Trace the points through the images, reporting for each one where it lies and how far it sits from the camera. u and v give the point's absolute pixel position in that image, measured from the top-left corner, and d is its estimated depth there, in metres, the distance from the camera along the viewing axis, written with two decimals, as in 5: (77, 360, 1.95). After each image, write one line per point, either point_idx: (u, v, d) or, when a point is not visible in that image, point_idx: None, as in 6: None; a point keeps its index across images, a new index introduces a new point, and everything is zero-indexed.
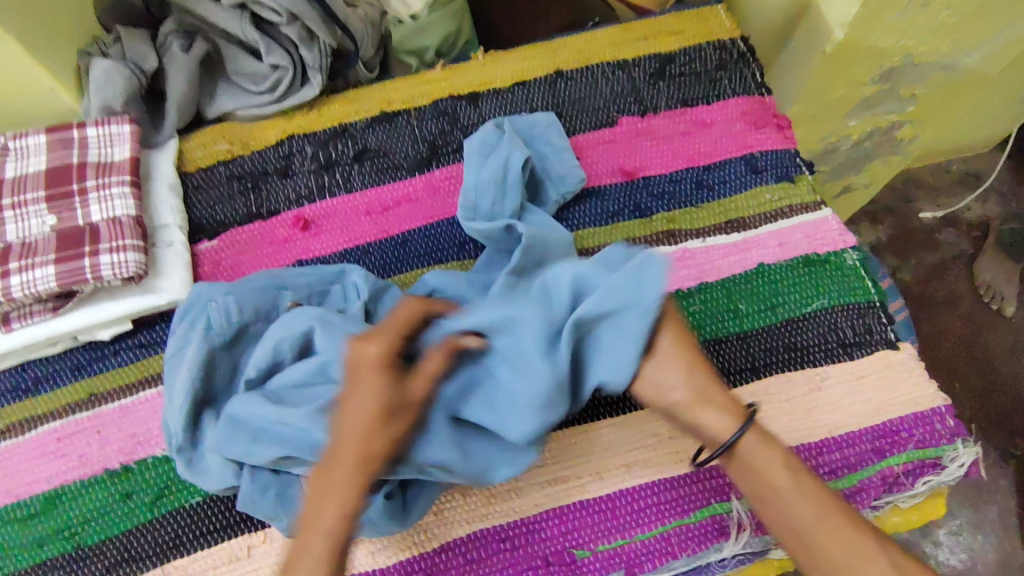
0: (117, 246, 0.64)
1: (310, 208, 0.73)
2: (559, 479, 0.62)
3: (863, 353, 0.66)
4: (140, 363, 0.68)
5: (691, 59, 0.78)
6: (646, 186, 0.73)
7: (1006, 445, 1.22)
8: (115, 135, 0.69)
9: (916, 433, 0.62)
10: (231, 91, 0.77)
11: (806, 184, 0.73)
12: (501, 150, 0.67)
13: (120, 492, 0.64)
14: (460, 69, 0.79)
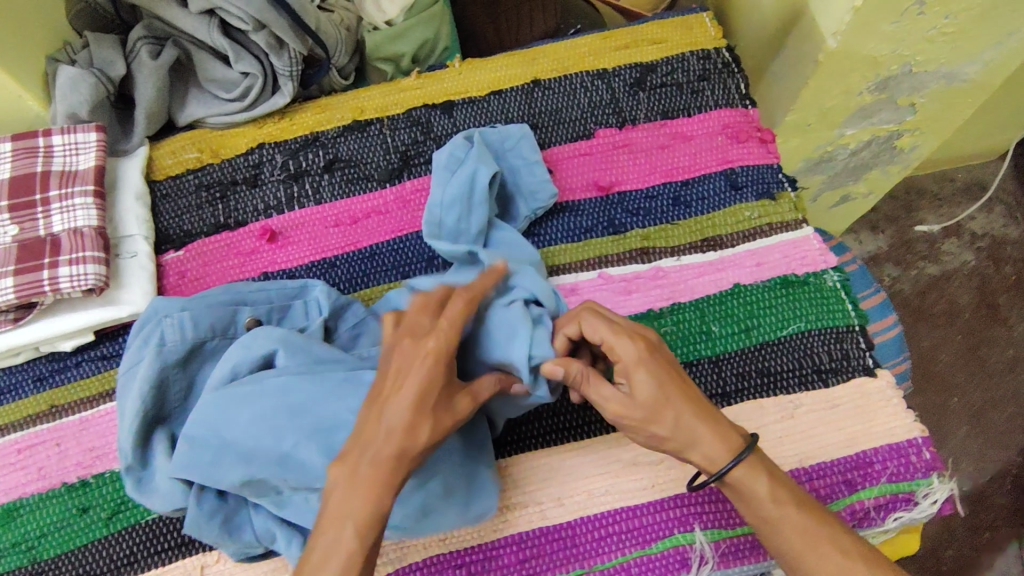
0: (77, 259, 0.64)
1: (277, 219, 0.72)
2: (518, 504, 0.60)
3: (838, 380, 0.64)
4: (102, 375, 0.67)
5: (673, 69, 0.76)
6: (621, 202, 0.71)
7: (1005, 462, 1.19)
8: (80, 143, 0.68)
9: (890, 466, 0.60)
10: (203, 98, 0.75)
11: (787, 202, 0.71)
12: (470, 165, 0.65)
13: (77, 506, 0.63)
14: (436, 77, 0.77)
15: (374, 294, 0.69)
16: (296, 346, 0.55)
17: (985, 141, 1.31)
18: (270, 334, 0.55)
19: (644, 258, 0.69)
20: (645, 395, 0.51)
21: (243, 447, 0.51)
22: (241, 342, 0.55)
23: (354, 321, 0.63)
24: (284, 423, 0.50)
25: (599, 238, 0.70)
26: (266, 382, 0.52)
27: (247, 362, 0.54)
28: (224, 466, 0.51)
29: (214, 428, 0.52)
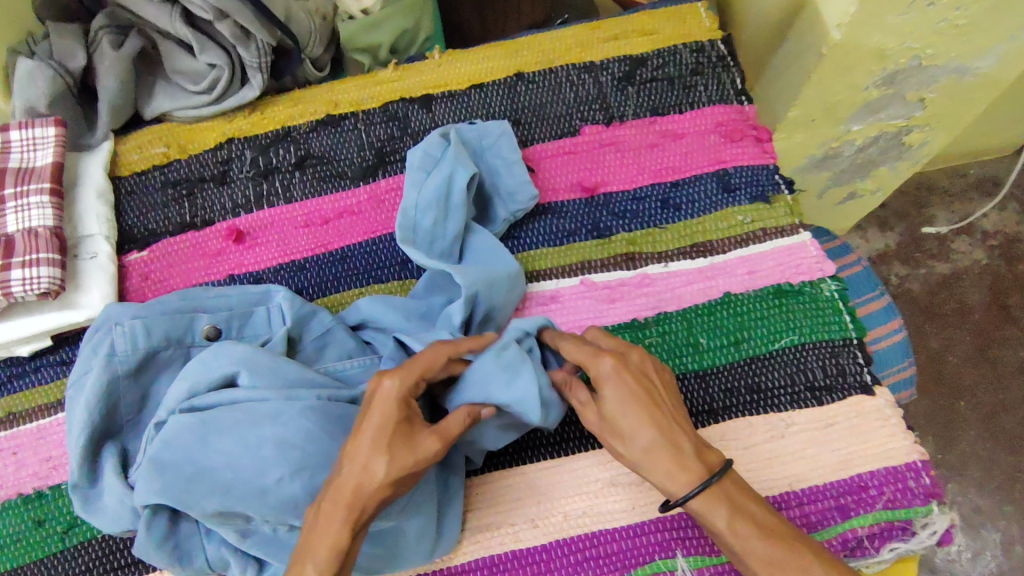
0: (31, 261, 0.61)
1: (245, 219, 0.69)
2: (490, 526, 0.57)
3: (834, 399, 0.60)
4: (60, 382, 0.64)
5: (665, 62, 0.72)
6: (607, 204, 0.67)
7: (1012, 471, 1.14)
8: (38, 139, 0.65)
9: (886, 491, 0.56)
10: (168, 90, 0.71)
11: (783, 205, 0.67)
12: (445, 165, 0.61)
13: (33, 519, 0.61)
14: (414, 69, 0.73)
15: (345, 299, 0.66)
16: (271, 365, 0.53)
17: (999, 135, 1.25)
18: (237, 351, 0.53)
19: (630, 265, 0.65)
20: (613, 412, 0.50)
21: (220, 476, 0.48)
22: (205, 357, 0.53)
23: (319, 330, 0.59)
24: (270, 455, 0.48)
25: (582, 242, 0.66)
26: (254, 409, 0.50)
27: (215, 379, 0.52)
28: (199, 495, 0.48)
29: (189, 453, 0.49)
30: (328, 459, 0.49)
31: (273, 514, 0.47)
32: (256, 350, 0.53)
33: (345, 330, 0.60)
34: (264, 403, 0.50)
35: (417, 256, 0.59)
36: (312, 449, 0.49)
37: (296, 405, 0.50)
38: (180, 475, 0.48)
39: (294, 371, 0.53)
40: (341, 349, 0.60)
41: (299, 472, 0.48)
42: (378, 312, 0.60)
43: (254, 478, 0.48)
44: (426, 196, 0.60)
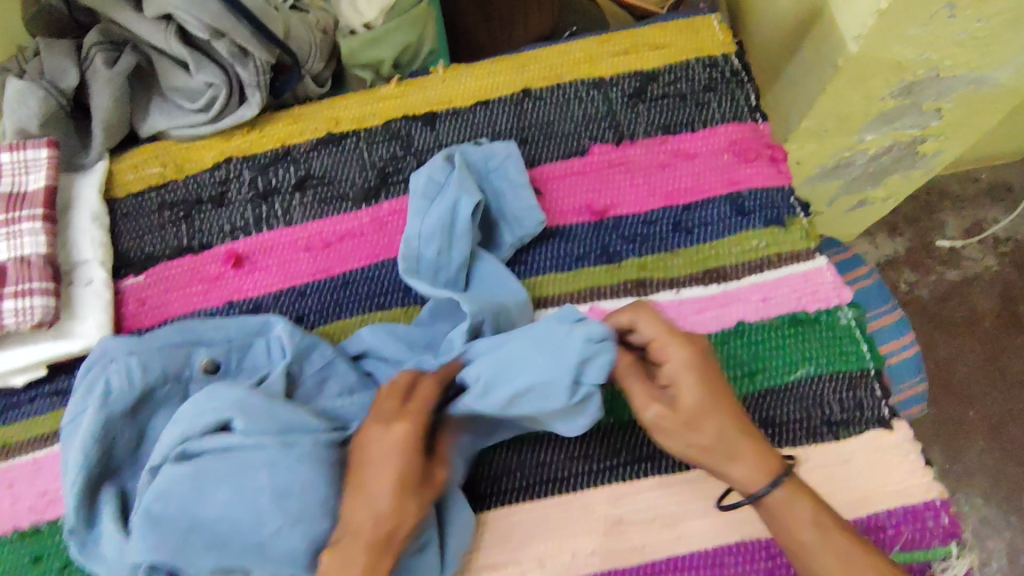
0: (23, 291, 0.59)
1: (244, 242, 0.67)
2: (498, 565, 0.56)
3: (850, 433, 0.58)
4: (56, 412, 0.63)
5: (676, 78, 0.69)
6: (616, 228, 0.65)
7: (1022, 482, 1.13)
8: (30, 161, 0.63)
9: (904, 531, 0.55)
10: (165, 108, 0.69)
11: (799, 229, 0.65)
12: (451, 192, 0.59)
13: (30, 555, 0.59)
14: (417, 85, 0.71)
15: (347, 326, 0.64)
16: (268, 411, 0.51)
17: (1014, 139, 1.23)
18: (232, 394, 0.51)
19: (641, 291, 0.63)
20: (689, 405, 0.50)
21: (216, 528, 0.48)
22: (198, 401, 0.52)
23: (320, 363, 0.58)
24: (266, 507, 0.48)
25: (591, 268, 0.64)
26: (250, 460, 0.49)
27: (210, 426, 0.51)
28: (194, 549, 0.48)
29: (184, 505, 0.48)
30: (326, 509, 0.49)
31: (271, 567, 0.48)
32: (250, 395, 0.51)
33: (347, 363, 0.59)
34: (260, 453, 0.49)
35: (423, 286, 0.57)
36: (309, 500, 0.48)
37: (292, 455, 0.49)
38: (178, 527, 0.48)
39: (290, 415, 0.51)
40: (343, 382, 0.58)
41: (296, 526, 0.48)
42: (381, 342, 0.59)
43: (250, 531, 0.47)
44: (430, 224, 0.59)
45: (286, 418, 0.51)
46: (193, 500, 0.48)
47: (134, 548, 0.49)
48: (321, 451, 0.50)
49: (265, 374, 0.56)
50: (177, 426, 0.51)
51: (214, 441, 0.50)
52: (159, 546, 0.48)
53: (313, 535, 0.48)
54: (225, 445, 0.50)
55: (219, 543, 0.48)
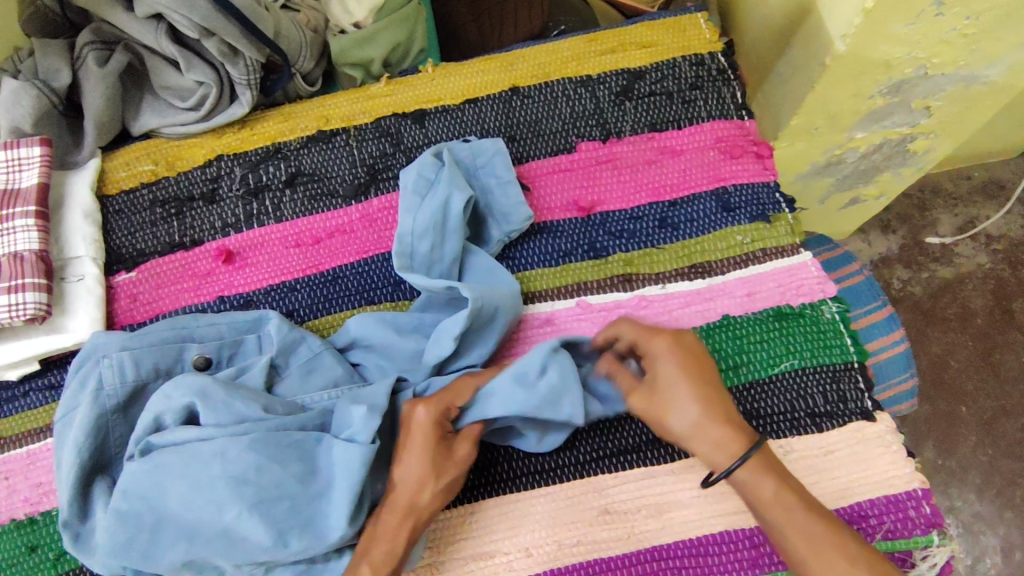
0: (16, 286, 0.60)
1: (235, 239, 0.67)
2: (485, 555, 0.56)
3: (833, 424, 0.59)
4: (50, 406, 0.63)
5: (663, 76, 0.70)
6: (603, 223, 0.66)
7: (1012, 474, 1.14)
8: (24, 159, 0.64)
9: (887, 520, 0.56)
10: (157, 106, 0.70)
11: (783, 224, 0.65)
12: (440, 189, 0.59)
13: (26, 545, 0.60)
14: (407, 83, 0.72)
15: (336, 321, 0.65)
16: (224, 400, 0.53)
17: (1006, 136, 1.23)
18: (191, 381, 0.54)
19: (626, 286, 0.63)
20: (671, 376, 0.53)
21: (180, 518, 0.51)
22: (161, 390, 0.54)
23: (307, 356, 0.59)
24: (223, 493, 0.50)
25: (579, 263, 0.64)
26: (201, 450, 0.51)
27: (173, 413, 0.54)
28: (165, 540, 0.51)
29: (148, 498, 0.51)
30: (283, 490, 0.51)
31: (236, 553, 0.50)
32: (208, 383, 0.54)
33: (334, 356, 0.60)
34: (209, 443, 0.51)
35: (415, 281, 0.57)
36: (262, 484, 0.50)
37: (241, 441, 0.51)
38: (150, 517, 0.51)
39: (245, 405, 0.54)
40: (327, 376, 0.59)
41: (252, 510, 0.50)
42: (370, 332, 0.59)
43: (211, 519, 0.50)
44: (421, 223, 0.59)
45: (242, 407, 0.53)
46: (153, 489, 0.51)
47: (103, 542, 0.51)
48: (275, 436, 0.52)
49: (244, 366, 0.58)
50: (145, 415, 0.54)
51: (175, 431, 0.53)
52: (128, 541, 0.51)
53: (268, 520, 0.50)
54: (185, 432, 0.53)
55: (189, 531, 0.50)
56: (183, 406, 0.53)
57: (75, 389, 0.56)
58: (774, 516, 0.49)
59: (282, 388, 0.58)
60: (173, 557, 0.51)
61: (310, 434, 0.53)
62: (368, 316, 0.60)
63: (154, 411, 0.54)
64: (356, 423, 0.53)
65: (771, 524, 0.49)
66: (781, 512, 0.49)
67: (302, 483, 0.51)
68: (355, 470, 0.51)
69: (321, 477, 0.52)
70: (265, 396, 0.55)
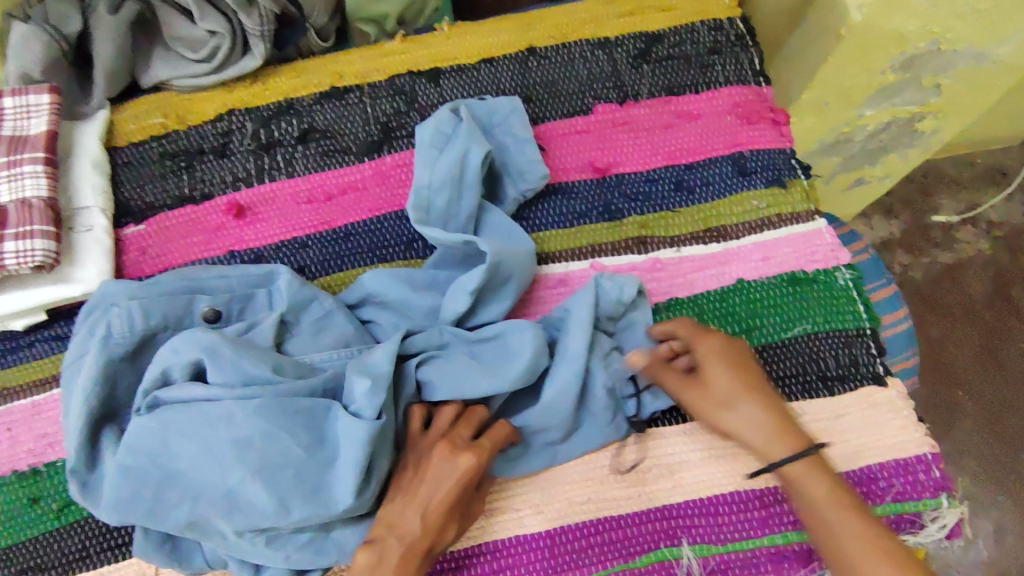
0: (24, 233, 0.59)
1: (246, 193, 0.67)
2: (496, 511, 0.56)
3: (845, 388, 0.59)
4: (56, 357, 0.63)
5: (681, 40, 0.69)
6: (619, 185, 0.65)
7: (1007, 459, 1.15)
8: (32, 105, 0.63)
9: (896, 483, 0.56)
10: (168, 58, 0.69)
11: (799, 190, 0.65)
12: (457, 144, 0.59)
13: (28, 496, 0.59)
14: (422, 41, 0.71)
15: (348, 278, 0.64)
16: (231, 357, 0.52)
17: (1010, 122, 1.24)
18: (200, 338, 0.52)
19: (641, 248, 0.63)
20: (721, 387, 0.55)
21: (185, 477, 0.49)
22: (170, 344, 0.53)
23: (319, 314, 0.58)
24: (228, 456, 0.48)
25: (594, 225, 0.64)
26: (207, 412, 0.49)
27: (179, 369, 0.52)
28: (169, 499, 0.50)
29: (154, 454, 0.50)
30: (288, 458, 0.49)
31: (238, 518, 0.49)
32: (218, 339, 0.52)
33: (345, 314, 0.58)
34: (216, 406, 0.50)
35: (433, 236, 0.57)
36: (267, 449, 0.49)
37: (248, 406, 0.49)
38: (152, 474, 0.50)
39: (254, 364, 0.52)
40: (339, 334, 0.58)
41: (256, 475, 0.48)
42: (384, 288, 0.59)
43: (217, 480, 0.49)
44: (437, 178, 0.58)
45: (250, 367, 0.52)
46: (159, 445, 0.50)
47: (108, 495, 0.50)
48: (284, 400, 0.50)
49: (255, 322, 0.56)
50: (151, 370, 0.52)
51: (181, 387, 0.51)
52: (133, 497, 0.49)
53: (274, 486, 0.48)
54: (193, 391, 0.51)
55: (193, 492, 0.49)
56: (190, 363, 0.52)
57: (79, 337, 0.54)
58: (821, 519, 0.51)
59: (292, 345, 0.57)
60: (178, 517, 0.49)
61: (320, 402, 0.51)
62: (384, 271, 0.59)
63: (162, 364, 0.52)
64: (361, 398, 0.51)
65: (809, 518, 0.52)
66: (822, 514, 0.51)
67: (308, 453, 0.49)
68: (360, 447, 0.49)
69: (329, 446, 0.50)
70: (275, 355, 0.53)
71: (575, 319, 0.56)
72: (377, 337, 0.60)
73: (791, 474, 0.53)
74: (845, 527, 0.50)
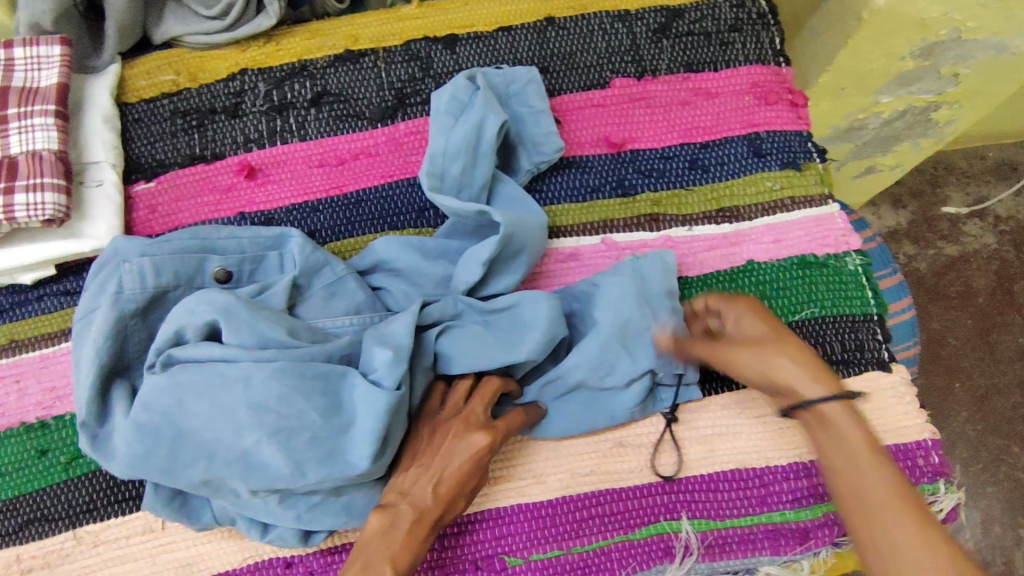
0: (34, 185, 0.58)
1: (258, 154, 0.66)
2: (499, 479, 0.57)
3: (849, 372, 0.60)
4: (64, 312, 0.63)
5: (702, 15, 0.68)
6: (633, 161, 0.65)
7: (999, 451, 1.16)
8: (44, 57, 0.62)
9: (895, 467, 0.57)
10: (180, 13, 0.68)
11: (814, 174, 0.65)
12: (474, 112, 0.58)
13: (36, 449, 0.60)
14: (439, 6, 0.70)
15: (358, 244, 0.64)
16: (248, 320, 0.52)
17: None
18: (215, 298, 0.52)
19: (653, 225, 0.63)
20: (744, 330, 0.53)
21: (200, 437, 0.50)
22: (185, 303, 0.53)
23: (330, 279, 0.57)
24: (244, 417, 0.49)
25: (606, 200, 0.64)
26: (225, 373, 0.50)
27: (194, 328, 0.52)
28: (184, 457, 0.50)
29: (168, 412, 0.50)
30: (304, 422, 0.49)
31: (254, 478, 0.49)
32: (232, 301, 0.52)
33: (356, 282, 0.58)
34: (232, 366, 0.50)
35: (446, 204, 0.57)
36: (284, 412, 0.49)
37: (264, 367, 0.50)
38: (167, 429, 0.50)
39: (270, 327, 0.52)
40: (349, 300, 0.58)
41: (273, 437, 0.49)
42: (396, 256, 0.59)
43: (232, 441, 0.49)
44: (451, 145, 0.58)
45: (267, 330, 0.52)
46: (174, 405, 0.50)
47: (122, 450, 0.50)
48: (301, 364, 0.51)
49: (268, 284, 0.56)
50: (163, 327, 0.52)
51: (197, 347, 0.51)
52: (148, 453, 0.50)
53: (290, 449, 0.49)
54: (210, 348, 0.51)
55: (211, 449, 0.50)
56: (206, 324, 0.52)
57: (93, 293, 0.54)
58: (852, 474, 0.45)
59: (304, 308, 0.57)
60: (193, 475, 0.50)
61: (336, 367, 0.52)
62: (397, 239, 0.59)
63: (176, 323, 0.52)
64: (382, 366, 0.51)
65: (839, 472, 0.46)
66: (857, 468, 0.45)
67: (324, 418, 0.50)
68: (377, 413, 0.50)
69: (346, 413, 0.51)
70: (289, 319, 0.54)
71: (604, 294, 0.56)
72: (387, 305, 0.59)
73: (828, 420, 0.47)
74: (875, 485, 0.44)
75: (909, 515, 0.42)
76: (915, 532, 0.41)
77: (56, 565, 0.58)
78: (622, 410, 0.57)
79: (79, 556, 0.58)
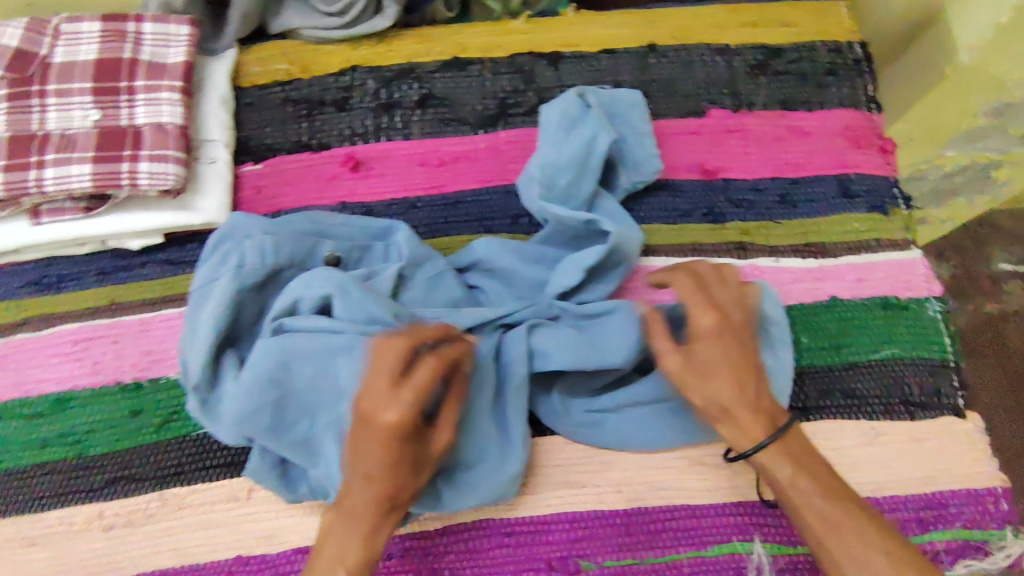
0: (158, 156, 0.61)
1: (363, 148, 0.69)
2: (575, 483, 0.59)
3: (924, 415, 0.61)
4: (165, 280, 0.65)
5: (800, 57, 0.71)
6: (726, 190, 0.67)
7: None
8: (172, 35, 0.65)
9: (966, 511, 0.59)
10: (300, 7, 0.71)
11: (899, 219, 0.67)
12: (585, 128, 0.61)
13: (129, 408, 0.62)
14: (546, 24, 0.73)
15: (452, 243, 0.66)
16: (360, 296, 0.54)
17: None
18: (331, 275, 0.54)
19: (741, 254, 0.65)
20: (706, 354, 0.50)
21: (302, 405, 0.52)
22: (303, 277, 0.55)
23: (431, 272, 0.60)
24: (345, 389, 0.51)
25: (697, 225, 0.66)
26: (331, 345, 0.52)
27: (309, 301, 0.54)
28: (286, 423, 0.52)
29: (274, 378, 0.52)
30: None
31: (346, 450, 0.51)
32: (348, 278, 0.54)
33: (454, 278, 0.61)
34: (339, 339, 0.52)
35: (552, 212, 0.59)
36: None
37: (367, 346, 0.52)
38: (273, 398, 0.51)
39: (378, 307, 0.53)
40: (449, 294, 0.60)
41: None
42: (494, 256, 0.61)
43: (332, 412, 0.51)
44: (563, 157, 0.60)
45: (374, 309, 0.53)
46: (280, 371, 0.52)
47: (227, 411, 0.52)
48: None
49: (374, 271, 0.58)
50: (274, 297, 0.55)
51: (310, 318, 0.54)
52: (250, 414, 0.51)
53: None
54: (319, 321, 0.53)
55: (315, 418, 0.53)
56: (320, 297, 0.54)
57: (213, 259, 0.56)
58: (787, 498, 0.49)
59: (406, 297, 0.59)
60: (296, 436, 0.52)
61: None
62: (495, 241, 0.61)
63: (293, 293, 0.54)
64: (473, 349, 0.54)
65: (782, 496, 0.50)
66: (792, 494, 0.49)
67: None
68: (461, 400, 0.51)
69: None
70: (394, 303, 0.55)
71: None
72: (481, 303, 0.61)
73: (764, 461, 0.50)
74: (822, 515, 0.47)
75: (854, 526, 0.46)
76: (870, 546, 0.45)
77: (139, 524, 0.59)
78: (703, 431, 0.58)
79: (163, 517, 0.59)
